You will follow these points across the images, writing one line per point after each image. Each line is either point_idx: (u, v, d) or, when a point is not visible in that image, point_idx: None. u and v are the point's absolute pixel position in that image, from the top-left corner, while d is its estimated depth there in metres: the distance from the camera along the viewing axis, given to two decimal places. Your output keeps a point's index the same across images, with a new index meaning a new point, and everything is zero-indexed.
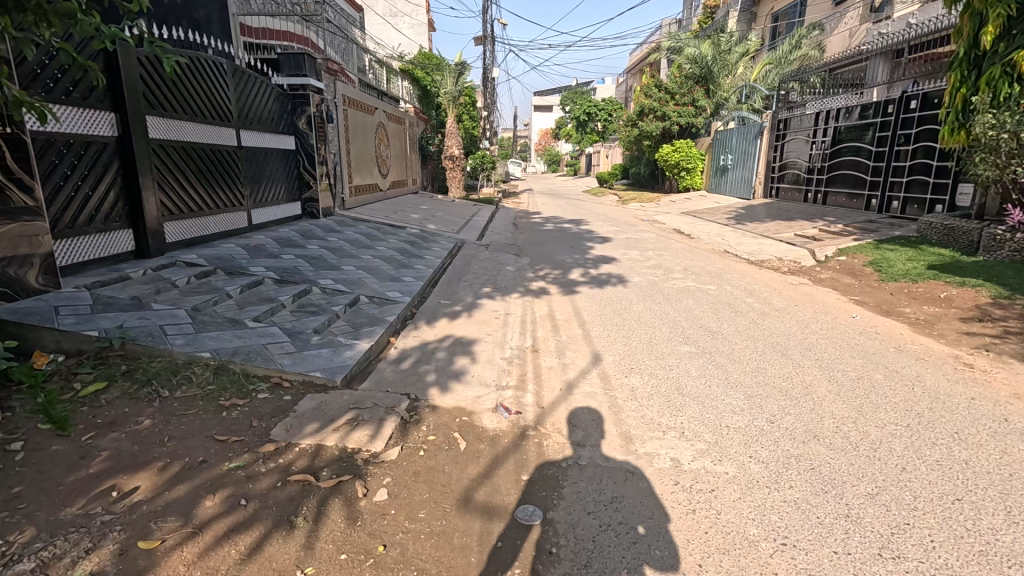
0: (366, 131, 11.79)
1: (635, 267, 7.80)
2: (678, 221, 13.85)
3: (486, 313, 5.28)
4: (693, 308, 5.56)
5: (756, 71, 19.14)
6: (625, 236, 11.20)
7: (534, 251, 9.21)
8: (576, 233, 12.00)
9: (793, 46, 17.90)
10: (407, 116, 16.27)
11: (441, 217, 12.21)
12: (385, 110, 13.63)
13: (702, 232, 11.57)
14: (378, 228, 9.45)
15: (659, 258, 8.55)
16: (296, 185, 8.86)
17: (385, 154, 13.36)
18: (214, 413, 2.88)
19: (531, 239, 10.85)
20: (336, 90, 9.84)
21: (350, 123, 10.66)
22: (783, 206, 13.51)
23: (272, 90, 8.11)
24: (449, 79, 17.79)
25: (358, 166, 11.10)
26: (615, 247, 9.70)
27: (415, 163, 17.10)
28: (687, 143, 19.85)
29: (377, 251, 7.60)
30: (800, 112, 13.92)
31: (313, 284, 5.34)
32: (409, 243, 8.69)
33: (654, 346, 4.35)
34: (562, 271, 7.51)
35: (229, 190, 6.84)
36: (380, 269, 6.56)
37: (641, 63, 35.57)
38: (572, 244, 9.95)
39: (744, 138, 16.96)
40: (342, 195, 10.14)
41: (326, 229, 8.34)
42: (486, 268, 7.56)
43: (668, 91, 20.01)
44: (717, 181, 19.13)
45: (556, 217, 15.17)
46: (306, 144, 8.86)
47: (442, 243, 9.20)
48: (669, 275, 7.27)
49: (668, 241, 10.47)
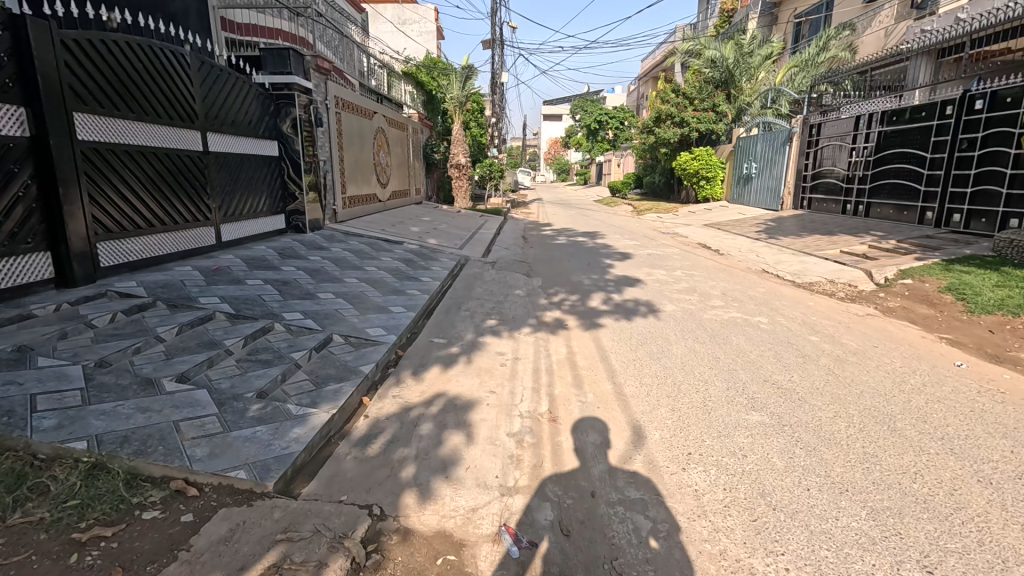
0: (364, 137, 10.88)
1: (665, 291, 6.72)
2: (702, 235, 12.72)
3: (490, 358, 4.22)
4: (748, 349, 4.47)
5: (781, 74, 17.99)
6: (647, 252, 10.10)
7: (547, 269, 8.17)
8: (592, 247, 10.92)
9: (821, 47, 16.78)
10: (410, 122, 15.38)
11: (444, 230, 11.18)
12: (385, 115, 12.74)
13: (732, 248, 10.45)
14: (371, 243, 8.44)
15: (690, 279, 7.47)
16: (279, 194, 7.91)
17: (385, 161, 12.44)
18: (53, 562, 1.82)
19: (543, 255, 9.80)
20: (328, 91, 8.93)
21: (345, 127, 9.76)
22: (818, 218, 12.34)
23: (252, 89, 7.18)
24: (455, 84, 17.08)
25: (354, 174, 10.18)
26: (637, 265, 8.63)
27: (419, 172, 16.21)
28: (706, 150, 18.78)
29: (366, 272, 6.58)
30: (834, 116, 12.79)
31: (275, 320, 4.31)
32: (406, 261, 7.67)
33: (712, 414, 3.26)
34: (580, 296, 6.44)
35: (191, 202, 5.89)
36: (365, 296, 5.51)
37: (655, 69, 34.63)
38: (588, 262, 8.88)
39: (770, 146, 15.86)
40: (333, 206, 9.21)
41: (311, 246, 7.34)
42: (491, 292, 6.51)
43: (687, 96, 18.96)
44: (739, 191, 17.99)
45: (569, 230, 14.13)
46: (291, 151, 7.92)
47: (443, 260, 8.16)
48: (706, 301, 6.19)
49: (695, 258, 9.38)
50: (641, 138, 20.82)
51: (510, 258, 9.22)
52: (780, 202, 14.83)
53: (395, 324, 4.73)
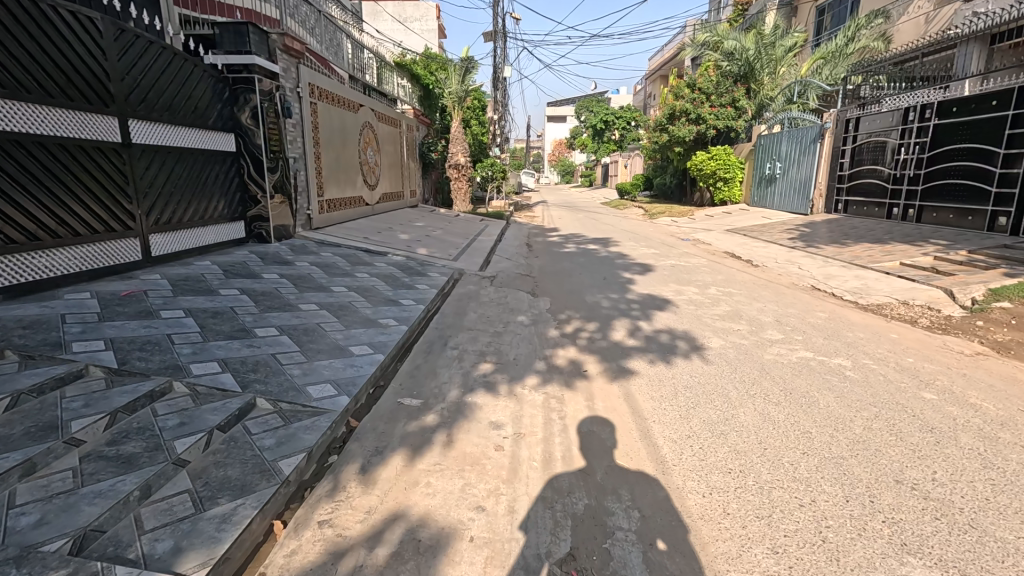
0: (348, 133, 9.65)
1: (704, 318, 5.42)
2: (728, 242, 11.39)
3: (480, 435, 2.92)
4: (845, 417, 3.17)
5: (806, 67, 16.71)
6: (670, 264, 8.78)
7: (556, 286, 6.88)
8: (606, 257, 9.61)
9: (850, 37, 15.42)
10: (404, 119, 14.13)
11: (437, 238, 9.91)
12: (375, 109, 11.51)
13: (767, 258, 9.12)
14: (349, 255, 7.17)
15: (730, 300, 6.17)
16: (236, 197, 6.65)
17: (373, 160, 11.19)
18: None
19: (551, 267, 8.51)
20: (299, 77, 7.66)
21: (323, 120, 8.53)
22: (859, 223, 10.98)
23: (199, 70, 5.93)
24: (455, 78, 15.88)
25: (334, 174, 8.96)
26: (662, 281, 7.32)
27: (414, 173, 15.01)
28: (724, 150, 17.45)
29: (334, 292, 5.32)
30: (874, 110, 11.39)
31: (177, 377, 3.03)
32: (386, 276, 6.39)
33: (846, 566, 1.96)
34: (599, 325, 5.14)
35: (105, 207, 4.62)
36: (323, 327, 4.24)
37: (664, 66, 33.18)
38: (604, 276, 7.61)
39: (797, 144, 14.50)
40: (308, 210, 8.00)
41: (273, 261, 6.09)
42: (489, 318, 5.23)
43: (703, 91, 17.61)
44: (760, 193, 16.63)
45: (578, 236, 12.81)
46: (251, 145, 6.66)
47: (433, 275, 6.88)
48: (760, 332, 4.88)
49: (728, 271, 8.08)
50: (652, 136, 19.48)
51: (513, 271, 7.94)
52: (810, 205, 13.49)
53: (354, 377, 3.45)
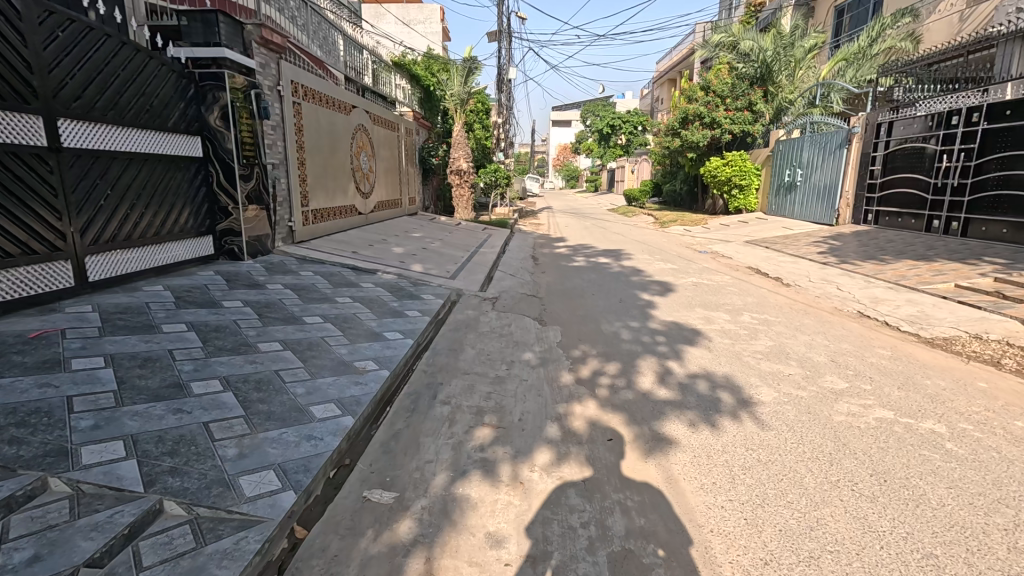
0: (338, 137, 8.87)
1: (745, 357, 4.56)
2: (750, 255, 10.53)
3: (473, 562, 2.06)
4: (977, 527, 2.30)
5: (827, 69, 15.88)
6: (691, 282, 7.91)
7: (567, 312, 6.03)
8: (620, 274, 8.75)
9: (875, 37, 14.59)
10: (403, 122, 13.33)
11: (434, 251, 9.08)
12: (370, 111, 10.73)
13: (798, 276, 8.25)
14: (332, 274, 6.35)
15: (769, 332, 5.31)
16: (203, 208, 5.86)
17: (367, 166, 10.39)
18: None
19: (559, 286, 7.66)
20: (279, 74, 6.87)
21: (310, 123, 7.74)
22: (894, 236, 10.09)
23: (156, 63, 5.13)
24: (457, 79, 15.15)
25: (322, 182, 8.17)
26: (686, 304, 6.46)
27: (413, 179, 14.24)
28: (740, 155, 16.59)
29: (306, 324, 4.49)
30: (908, 113, 10.57)
31: (56, 471, 2.20)
32: (371, 300, 5.57)
33: None
34: (621, 367, 4.28)
35: (24, 224, 3.81)
36: (282, 378, 3.41)
37: (672, 69, 32.33)
38: (619, 299, 6.76)
39: (820, 149, 13.64)
40: (289, 222, 7.22)
41: (240, 283, 5.28)
42: (488, 357, 4.39)
43: (718, 94, 16.74)
44: (778, 201, 15.76)
45: (587, 247, 11.96)
46: (220, 150, 5.85)
47: (427, 298, 6.04)
48: (818, 379, 4.01)
49: (759, 293, 7.21)
50: (663, 141, 18.63)
51: (517, 291, 7.11)
52: (836, 215, 12.62)
53: (308, 457, 2.60)
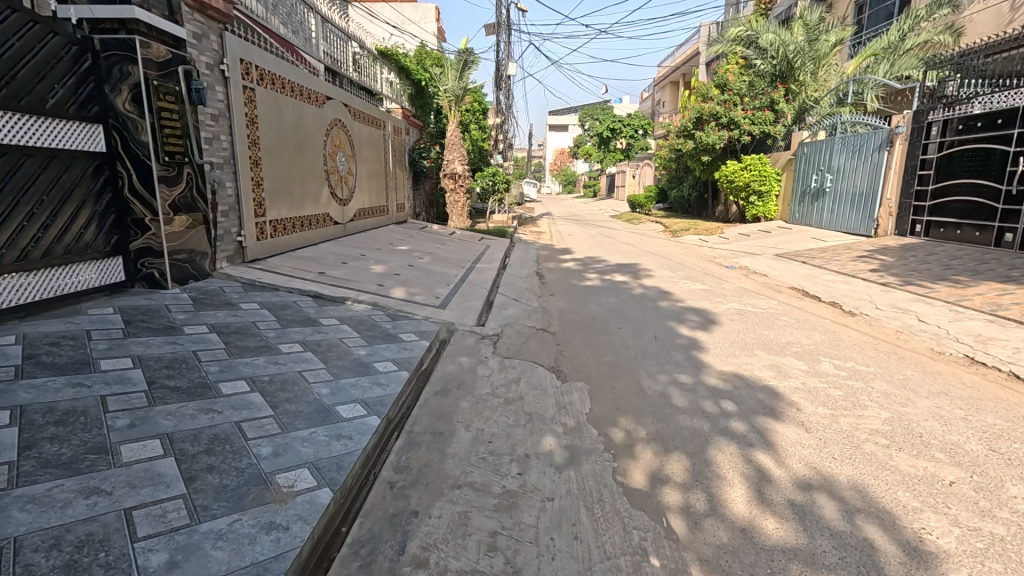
0: (308, 133, 7.39)
1: (863, 442, 3.14)
2: (788, 272, 9.19)
3: None
4: None
5: (855, 65, 14.61)
6: (733, 310, 6.53)
7: (591, 359, 4.61)
8: (643, 297, 7.33)
9: (908, 29, 13.34)
10: (390, 119, 11.87)
11: (422, 268, 7.63)
12: (349, 103, 9.27)
13: (859, 302, 6.87)
14: (284, 304, 4.90)
15: (872, 393, 3.90)
16: (109, 218, 4.37)
17: (345, 168, 8.94)
18: None
19: (574, 315, 6.25)
20: (219, 49, 5.40)
21: (267, 113, 6.26)
22: (956, 251, 8.74)
23: (22, 18, 3.69)
24: (452, 73, 13.76)
25: (284, 186, 6.70)
26: (740, 345, 5.05)
27: (402, 183, 12.86)
28: (759, 159, 15.29)
29: (217, 400, 3.11)
30: (964, 109, 9.44)
31: None
32: (330, 345, 4.13)
33: None
34: (690, 468, 2.85)
35: None
36: (131, 529, 2.09)
37: (674, 70, 31.09)
38: (653, 335, 5.35)
39: (852, 152, 12.30)
40: (238, 236, 5.76)
41: (147, 327, 3.85)
42: (489, 451, 2.95)
43: (735, 92, 15.53)
44: (803, 209, 14.40)
45: (598, 261, 10.57)
46: (131, 143, 4.37)
47: (408, 339, 4.61)
48: (1002, 496, 2.59)
49: (822, 326, 5.83)
50: (675, 144, 17.33)
51: (522, 323, 5.68)
52: (876, 225, 11.26)
53: None
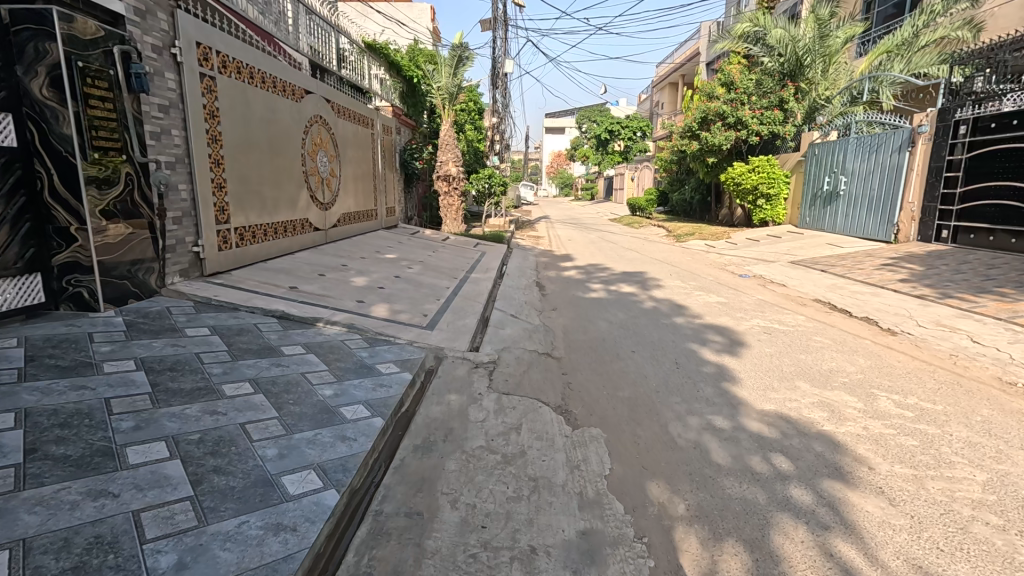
0: (283, 130, 6.64)
1: (969, 522, 2.42)
2: (808, 282, 8.49)
3: None
4: None
5: (867, 62, 13.99)
6: (759, 328, 5.81)
7: (605, 396, 3.88)
8: (656, 312, 6.61)
9: (923, 24, 12.72)
10: (379, 118, 11.15)
11: (410, 280, 6.89)
12: (332, 98, 8.54)
13: (896, 317, 6.18)
14: (242, 328, 4.14)
15: (952, 441, 3.19)
16: (22, 227, 3.54)
17: (327, 169, 8.18)
18: None
19: (582, 335, 5.53)
20: (169, 30, 4.66)
21: (231, 106, 5.51)
22: (991, 259, 8.08)
23: None
24: (445, 70, 13.05)
25: (253, 188, 5.94)
26: (777, 374, 4.33)
27: (393, 185, 12.14)
28: (767, 160, 14.63)
29: (117, 477, 2.21)
30: (994, 107, 8.82)
31: None
32: (289, 383, 3.38)
33: None
34: (754, 569, 2.12)
35: None
36: None
37: (674, 71, 30.49)
38: (673, 362, 4.63)
39: (869, 153, 11.63)
40: (194, 246, 4.99)
41: (55, 364, 3.05)
42: (484, 543, 2.21)
43: (742, 91, 14.91)
44: (814, 213, 13.74)
45: (602, 269, 9.86)
46: (51, 137, 3.57)
47: (386, 371, 3.86)
48: None
49: (864, 348, 5.12)
50: (680, 145, 16.69)
51: (522, 347, 4.95)
52: (897, 230, 10.60)
53: None
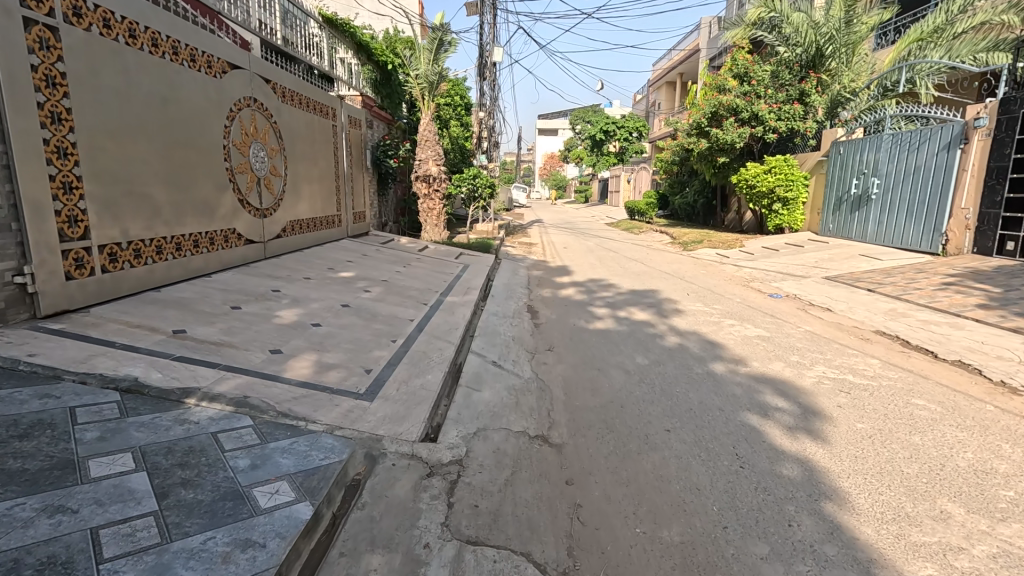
0: (191, 112, 5.02)
1: None
2: (859, 305, 6.98)
3: None
4: None
5: (896, 51, 12.58)
6: (830, 383, 4.26)
7: (639, 543, 2.30)
8: (684, 354, 5.03)
9: (959, 10, 11.27)
10: (343, 109, 9.52)
11: (362, 310, 5.26)
12: (276, 78, 6.90)
13: (1005, 364, 4.67)
14: (38, 421, 2.50)
15: None
16: None
17: (267, 166, 6.54)
18: None
19: (590, 395, 3.94)
20: None
21: (92, 73, 3.89)
22: None
23: None
24: (424, 55, 11.45)
25: (136, 190, 4.33)
26: (900, 482, 2.78)
27: (362, 185, 10.53)
28: (785, 160, 13.18)
29: None
30: None
31: None
32: (53, 561, 1.77)
33: None
34: None
35: None
36: None
37: (672, 68, 29.10)
38: (733, 458, 3.05)
39: (907, 153, 10.18)
40: (16, 276, 3.34)
41: None
42: None
43: (757, 83, 13.46)
44: (839, 219, 12.26)
45: (606, 286, 8.31)
46: None
47: (268, 505, 2.24)
48: None
49: (996, 421, 3.57)
50: (686, 143, 15.20)
51: (505, 427, 3.34)
52: (946, 240, 9.23)
53: None
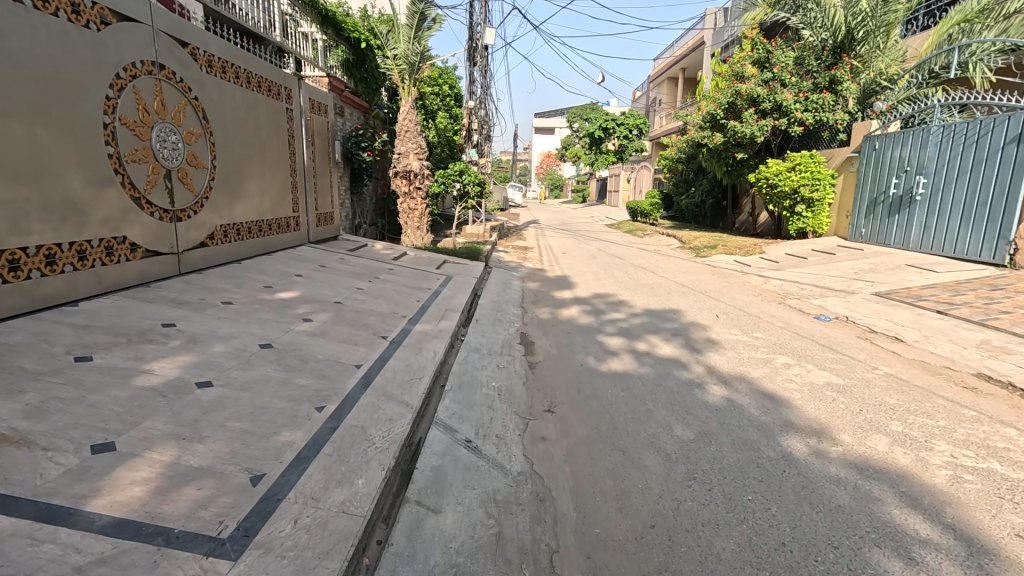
0: (36, 70, 3.50)
1: None
2: (938, 334, 5.55)
3: None
4: None
5: (935, 34, 11.23)
6: (977, 481, 2.81)
7: None
8: (739, 417, 3.56)
9: None
10: (302, 90, 7.99)
11: (288, 354, 3.76)
12: (197, 42, 5.37)
13: None
14: None
15: None
16: None
17: (183, 155, 5.04)
18: None
19: (616, 513, 2.46)
20: None
21: None
22: None
23: None
24: (403, 31, 9.93)
25: None
26: None
27: (328, 182, 9.00)
28: (811, 157, 11.74)
29: None
30: None
31: None
32: None
33: None
34: None
35: None
36: None
37: (673, 64, 27.76)
38: None
39: (961, 147, 8.78)
40: None
41: None
42: None
43: (779, 70, 12.01)
44: (873, 223, 10.85)
45: (617, 305, 6.85)
46: None
47: None
48: None
49: None
50: (698, 137, 13.64)
51: None
52: (1015, 251, 7.86)
53: None
